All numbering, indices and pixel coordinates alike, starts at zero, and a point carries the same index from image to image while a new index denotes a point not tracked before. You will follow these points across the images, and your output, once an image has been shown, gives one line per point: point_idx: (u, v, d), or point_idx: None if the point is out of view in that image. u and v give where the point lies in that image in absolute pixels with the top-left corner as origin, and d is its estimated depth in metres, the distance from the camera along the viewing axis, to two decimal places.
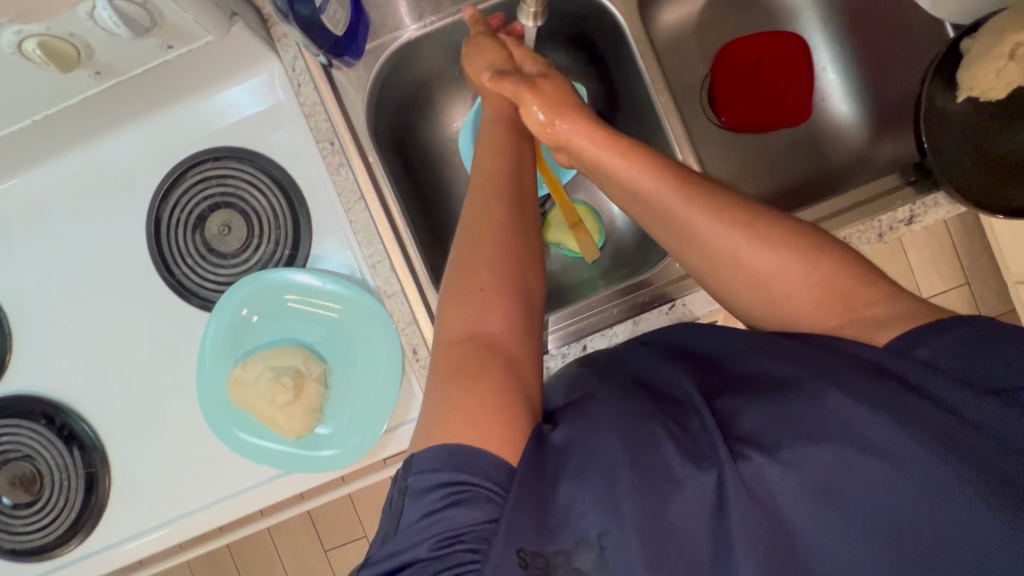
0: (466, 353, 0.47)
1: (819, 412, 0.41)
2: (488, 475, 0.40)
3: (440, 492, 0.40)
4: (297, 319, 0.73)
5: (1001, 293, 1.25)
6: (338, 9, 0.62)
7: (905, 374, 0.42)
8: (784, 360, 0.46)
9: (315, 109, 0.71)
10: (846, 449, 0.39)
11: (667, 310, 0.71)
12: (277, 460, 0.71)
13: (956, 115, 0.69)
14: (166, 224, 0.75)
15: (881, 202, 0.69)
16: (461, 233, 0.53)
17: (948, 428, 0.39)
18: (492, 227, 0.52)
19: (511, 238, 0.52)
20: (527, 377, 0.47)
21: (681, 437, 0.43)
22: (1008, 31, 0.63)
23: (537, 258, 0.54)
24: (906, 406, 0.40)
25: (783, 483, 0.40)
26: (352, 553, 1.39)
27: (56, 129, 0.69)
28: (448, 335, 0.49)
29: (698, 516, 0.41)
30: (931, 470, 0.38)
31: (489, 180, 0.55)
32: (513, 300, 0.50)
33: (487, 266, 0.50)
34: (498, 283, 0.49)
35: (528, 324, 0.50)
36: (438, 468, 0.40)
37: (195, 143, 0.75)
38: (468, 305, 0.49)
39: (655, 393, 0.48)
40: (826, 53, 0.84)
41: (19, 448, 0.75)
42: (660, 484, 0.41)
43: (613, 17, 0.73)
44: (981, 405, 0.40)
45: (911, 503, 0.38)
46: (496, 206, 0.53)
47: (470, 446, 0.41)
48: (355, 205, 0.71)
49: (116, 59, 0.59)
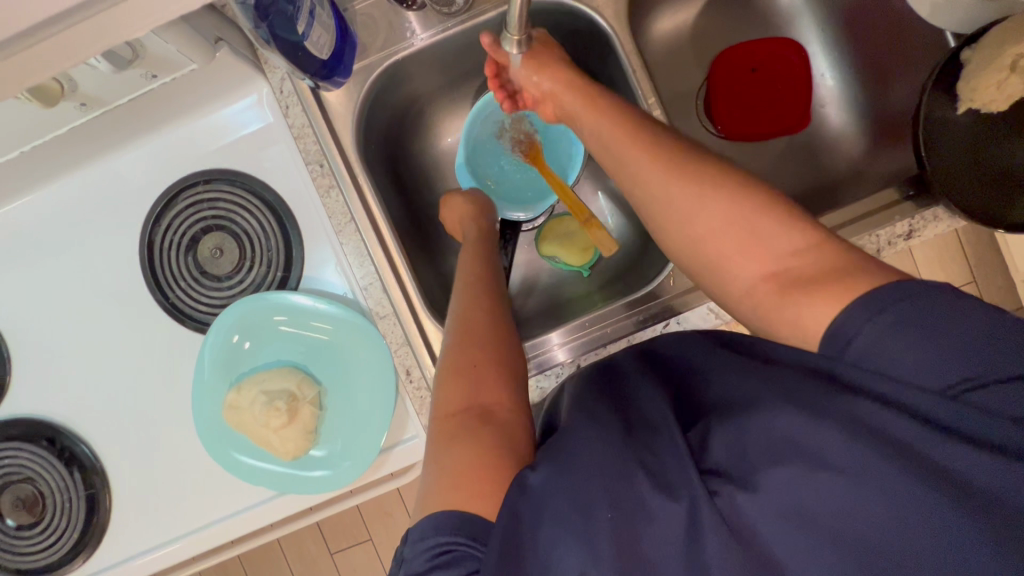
0: (465, 423, 0.50)
1: (776, 433, 0.41)
2: (469, 531, 0.42)
3: (426, 554, 0.42)
4: (289, 344, 0.73)
5: (1009, 291, 1.23)
6: (322, 33, 0.60)
7: (863, 384, 0.40)
8: (757, 381, 0.45)
9: (304, 130, 0.70)
10: (825, 482, 0.38)
11: (662, 328, 0.71)
12: (274, 484, 0.71)
13: (958, 127, 0.67)
14: (159, 247, 0.75)
15: (881, 216, 0.67)
16: (454, 322, 0.60)
17: (914, 436, 0.37)
18: (479, 315, 0.59)
19: (496, 324, 0.59)
20: (516, 432, 0.50)
21: (654, 466, 0.43)
22: (1010, 41, 0.60)
23: (519, 344, 0.59)
24: (856, 413, 0.39)
25: (749, 501, 0.40)
26: (358, 555, 1.40)
27: (47, 156, 0.70)
28: (445, 408, 0.52)
29: (671, 541, 0.40)
30: (911, 500, 0.36)
31: (471, 283, 0.64)
32: (506, 374, 0.54)
33: (480, 346, 0.56)
34: (490, 359, 0.55)
35: (517, 388, 0.54)
36: (427, 534, 0.43)
37: (186, 166, 0.75)
38: (464, 379, 0.53)
39: (633, 421, 0.48)
40: (825, 60, 0.83)
41: (22, 470, 0.76)
42: (631, 514, 0.41)
43: (602, 30, 0.71)
44: (951, 408, 0.37)
45: (886, 523, 0.37)
46: (479, 301, 0.61)
47: (455, 510, 0.43)
48: (346, 228, 0.71)
49: (100, 89, 0.61)
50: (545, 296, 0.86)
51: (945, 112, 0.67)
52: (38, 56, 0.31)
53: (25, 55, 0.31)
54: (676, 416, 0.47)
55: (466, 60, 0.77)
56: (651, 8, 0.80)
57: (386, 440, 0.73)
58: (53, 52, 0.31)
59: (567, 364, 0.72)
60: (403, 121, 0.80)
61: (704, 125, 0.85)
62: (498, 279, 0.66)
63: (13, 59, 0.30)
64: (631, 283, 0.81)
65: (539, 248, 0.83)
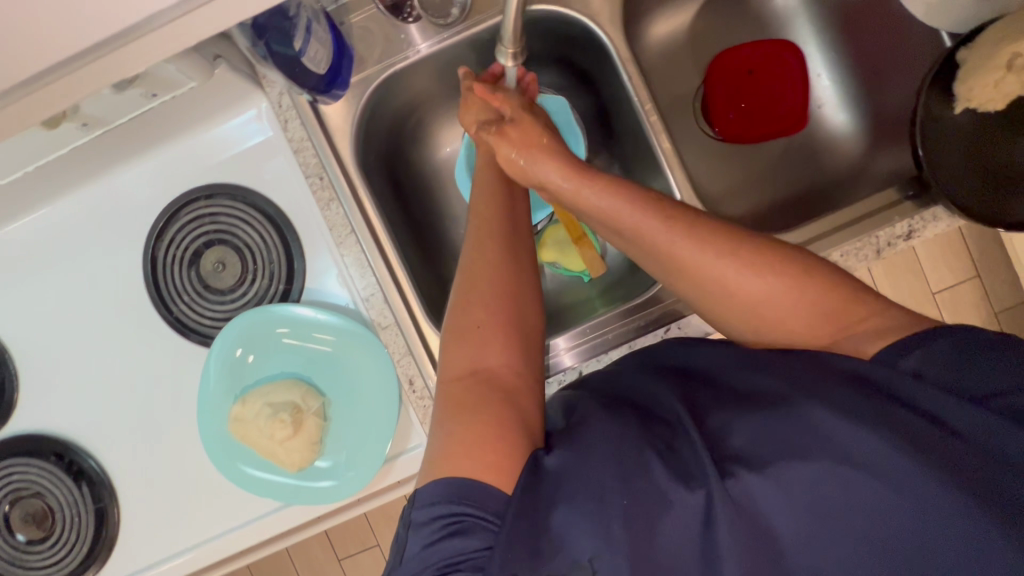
0: (471, 390, 0.47)
1: (803, 427, 0.41)
2: (484, 504, 0.41)
3: (438, 522, 0.41)
4: (293, 356, 0.74)
5: (1013, 285, 1.22)
6: (320, 49, 0.61)
7: (893, 386, 0.41)
8: (770, 374, 0.45)
9: (303, 144, 0.71)
10: (851, 476, 0.39)
11: (663, 334, 0.70)
12: (279, 494, 0.72)
13: (955, 127, 0.67)
14: (162, 263, 0.76)
15: (876, 218, 0.67)
16: (460, 275, 0.55)
17: (937, 440, 0.39)
18: (486, 268, 0.54)
19: (509, 280, 0.53)
20: (526, 410, 0.47)
21: (668, 457, 0.42)
22: (1007, 40, 0.61)
23: (535, 294, 0.55)
24: (888, 416, 0.40)
25: (776, 502, 0.40)
26: (366, 561, 1.41)
27: (50, 175, 0.71)
28: (450, 372, 0.50)
29: (686, 532, 0.40)
30: (933, 501, 0.37)
31: (483, 224, 0.57)
32: (514, 336, 0.51)
33: (488, 303, 0.52)
34: (496, 319, 0.51)
35: (527, 355, 0.51)
36: (436, 501, 0.41)
37: (187, 181, 0.76)
38: (468, 342, 0.50)
39: (644, 411, 0.47)
40: (821, 60, 0.83)
41: (31, 486, 0.77)
42: (647, 501, 0.40)
43: (597, 38, 0.71)
44: (968, 413, 0.39)
45: (904, 525, 0.38)
46: (492, 246, 0.55)
47: (468, 479, 0.41)
48: (347, 239, 0.71)
49: (102, 110, 0.62)
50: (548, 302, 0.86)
51: (943, 112, 0.67)
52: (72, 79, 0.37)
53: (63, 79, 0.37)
54: (687, 409, 0.46)
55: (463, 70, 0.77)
56: (646, 14, 0.80)
57: (391, 449, 0.73)
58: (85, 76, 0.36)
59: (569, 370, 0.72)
60: (403, 130, 0.80)
61: (701, 128, 0.85)
62: (519, 216, 0.60)
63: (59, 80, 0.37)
64: (632, 288, 0.81)
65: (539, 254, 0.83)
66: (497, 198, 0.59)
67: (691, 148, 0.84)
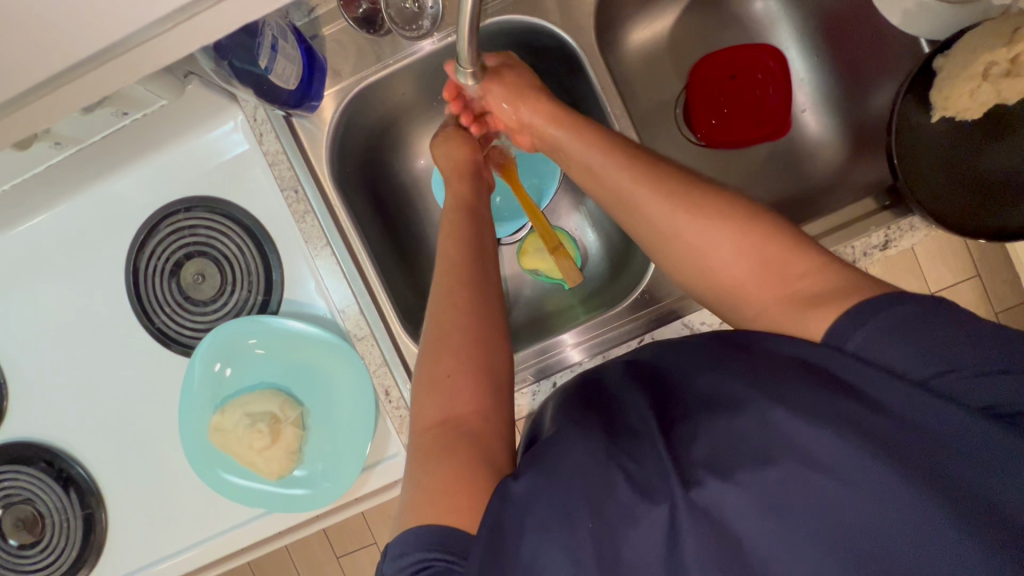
0: (439, 435, 0.48)
1: (768, 433, 0.40)
2: (447, 546, 0.40)
3: (406, 572, 0.40)
4: (270, 365, 0.75)
5: (1015, 285, 1.19)
6: (287, 66, 0.62)
7: (852, 379, 0.40)
8: (734, 376, 0.44)
9: (279, 157, 0.72)
10: (814, 478, 0.38)
11: (637, 344, 0.70)
12: (254, 500, 0.73)
13: (933, 135, 0.67)
14: (144, 275, 0.77)
15: (857, 226, 0.66)
16: (427, 321, 0.55)
17: (900, 438, 0.37)
18: (454, 310, 0.54)
19: (472, 321, 0.53)
20: (485, 440, 0.48)
21: (633, 471, 0.42)
22: (982, 49, 0.59)
23: (503, 329, 0.55)
24: (845, 415, 0.39)
25: (735, 506, 0.39)
26: (362, 559, 1.42)
27: (31, 190, 0.73)
28: (420, 407, 0.50)
29: (654, 551, 0.39)
30: (902, 502, 0.36)
31: (452, 269, 0.57)
32: (484, 382, 0.51)
33: (451, 353, 0.51)
34: (464, 368, 0.50)
35: (495, 394, 0.51)
36: (405, 551, 0.41)
37: (168, 194, 0.77)
38: (440, 392, 0.50)
39: (614, 426, 0.47)
40: (802, 66, 0.82)
41: (21, 492, 0.79)
42: (612, 519, 0.40)
43: (569, 46, 0.71)
44: (940, 408, 0.37)
45: (863, 524, 0.36)
46: (456, 288, 0.55)
47: (435, 525, 0.41)
48: (321, 250, 0.72)
49: (73, 129, 0.64)
50: (527, 308, 0.87)
51: (919, 119, 0.66)
52: (52, 100, 0.38)
53: (44, 99, 0.38)
54: (658, 419, 0.46)
55: (441, 77, 0.77)
56: (626, 19, 0.79)
57: (368, 459, 0.74)
58: (65, 94, 0.38)
59: (543, 382, 0.72)
60: (382, 139, 0.81)
61: (683, 134, 0.84)
62: (489, 260, 0.59)
63: (43, 100, 0.38)
64: (611, 296, 0.81)
65: (522, 262, 0.83)
66: (458, 240, 0.59)
67: (672, 153, 0.84)
